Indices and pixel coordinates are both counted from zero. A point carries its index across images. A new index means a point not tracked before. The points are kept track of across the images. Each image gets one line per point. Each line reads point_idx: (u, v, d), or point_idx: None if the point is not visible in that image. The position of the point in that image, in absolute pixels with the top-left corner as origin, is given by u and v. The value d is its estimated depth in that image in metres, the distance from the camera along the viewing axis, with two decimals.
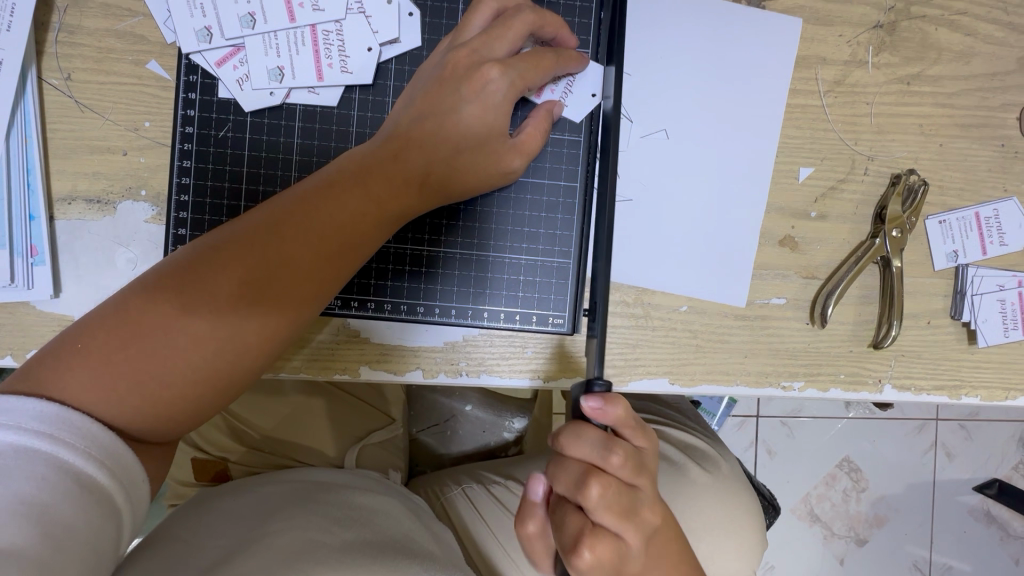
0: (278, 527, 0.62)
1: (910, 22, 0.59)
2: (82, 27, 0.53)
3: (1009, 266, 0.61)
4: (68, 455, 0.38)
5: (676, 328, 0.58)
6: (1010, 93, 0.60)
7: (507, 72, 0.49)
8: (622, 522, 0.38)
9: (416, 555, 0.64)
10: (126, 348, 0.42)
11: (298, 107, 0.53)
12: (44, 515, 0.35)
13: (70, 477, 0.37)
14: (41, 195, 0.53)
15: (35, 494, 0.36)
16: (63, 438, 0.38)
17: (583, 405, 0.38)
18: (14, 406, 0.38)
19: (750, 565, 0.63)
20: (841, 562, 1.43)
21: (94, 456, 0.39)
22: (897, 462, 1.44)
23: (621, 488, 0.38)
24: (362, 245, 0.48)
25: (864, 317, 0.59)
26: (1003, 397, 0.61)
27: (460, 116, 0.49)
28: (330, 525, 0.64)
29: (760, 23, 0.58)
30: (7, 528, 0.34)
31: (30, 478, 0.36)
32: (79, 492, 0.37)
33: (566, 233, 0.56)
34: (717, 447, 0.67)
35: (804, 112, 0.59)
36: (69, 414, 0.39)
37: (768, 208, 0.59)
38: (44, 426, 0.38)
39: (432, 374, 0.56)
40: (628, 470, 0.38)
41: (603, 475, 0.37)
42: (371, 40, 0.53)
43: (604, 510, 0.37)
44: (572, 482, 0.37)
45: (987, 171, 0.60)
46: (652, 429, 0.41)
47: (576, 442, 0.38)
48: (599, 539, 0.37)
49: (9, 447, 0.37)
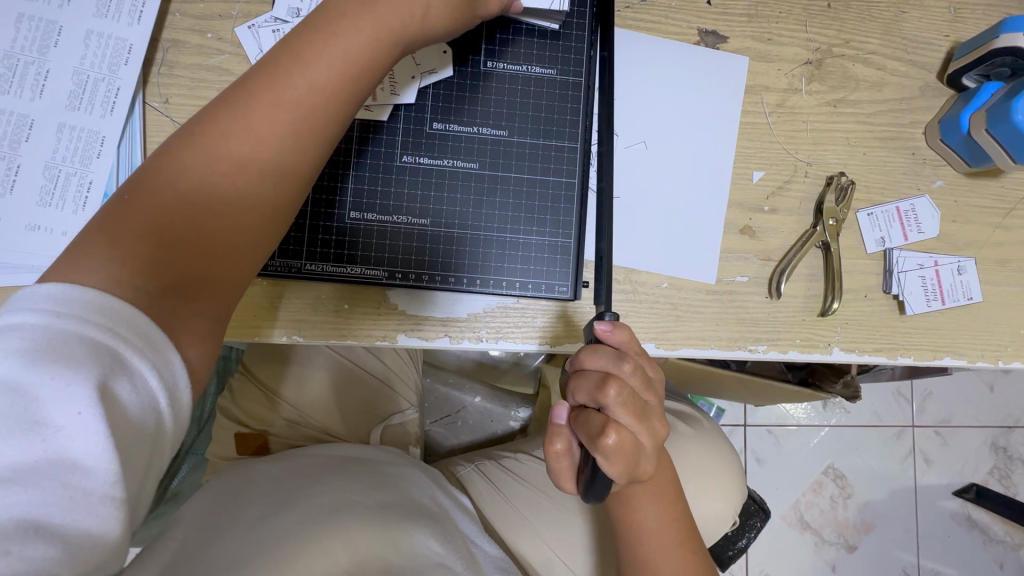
0: (318, 488, 0.72)
1: (833, 59, 0.75)
2: (179, 62, 0.67)
3: (928, 250, 0.74)
4: (132, 354, 0.39)
5: (658, 300, 0.70)
6: (915, 113, 0.76)
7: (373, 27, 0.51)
8: (636, 421, 0.45)
9: (431, 519, 0.74)
10: (156, 218, 0.45)
11: (355, 121, 0.65)
12: (111, 403, 0.37)
13: (133, 376, 0.39)
14: None
15: (106, 386, 0.37)
16: (130, 343, 0.39)
17: (595, 326, 0.47)
18: (69, 297, 0.39)
19: (730, 505, 0.75)
20: (833, 567, 1.50)
21: (152, 358, 0.40)
22: (877, 465, 1.53)
23: (635, 394, 0.45)
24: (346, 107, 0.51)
25: (812, 291, 0.72)
26: (933, 358, 0.73)
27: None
28: (361, 488, 0.74)
29: (716, 61, 0.74)
30: (85, 415, 0.36)
31: (99, 366, 0.37)
32: (146, 391, 0.39)
33: (568, 219, 0.68)
34: (697, 411, 0.82)
35: (754, 127, 0.74)
36: (124, 309, 0.40)
37: (729, 204, 0.73)
38: (106, 323, 0.39)
39: (457, 340, 0.68)
40: (638, 377, 0.46)
41: (618, 379, 0.45)
42: (414, 70, 0.66)
43: (621, 407, 0.44)
44: (593, 386, 0.46)
45: (903, 174, 0.75)
46: (655, 359, 0.50)
47: (593, 355, 0.46)
48: (622, 430, 0.44)
49: (73, 337, 0.37)
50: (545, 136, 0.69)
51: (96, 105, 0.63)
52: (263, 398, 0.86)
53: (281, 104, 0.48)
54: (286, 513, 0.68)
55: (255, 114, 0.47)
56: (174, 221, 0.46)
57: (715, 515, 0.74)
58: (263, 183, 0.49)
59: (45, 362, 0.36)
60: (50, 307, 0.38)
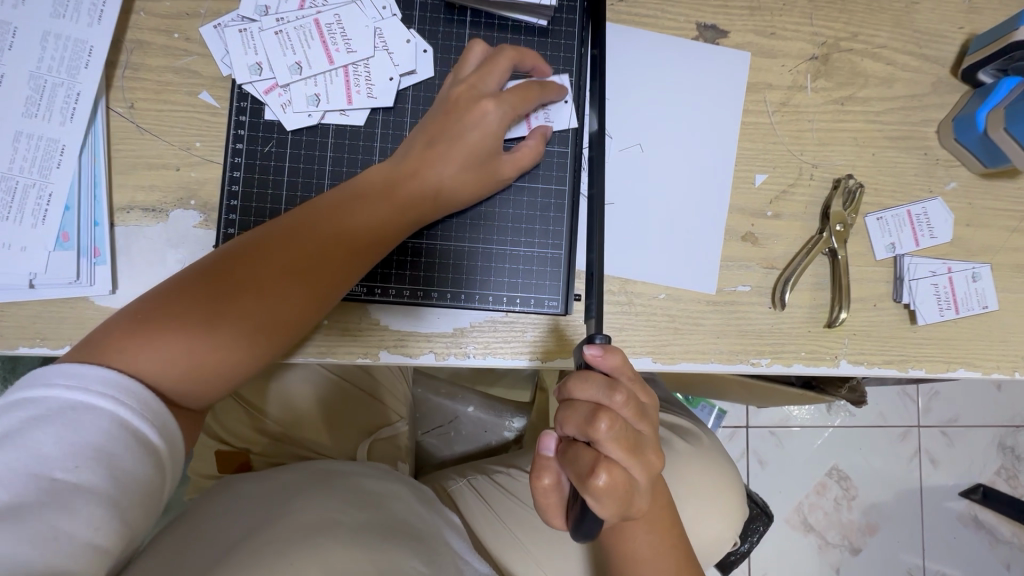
0: (299, 506, 0.67)
1: (840, 54, 0.71)
2: (144, 65, 0.63)
3: (941, 255, 0.70)
4: (128, 412, 0.45)
5: (656, 312, 0.66)
6: (928, 111, 0.71)
7: (499, 107, 0.59)
8: (628, 456, 0.42)
9: (418, 544, 0.68)
10: (256, 269, 0.53)
11: (331, 127, 0.63)
12: (106, 458, 0.42)
13: (129, 433, 0.44)
14: (105, 204, 0.61)
15: (102, 445, 0.42)
16: (122, 400, 0.45)
17: (584, 351, 0.44)
18: (79, 372, 0.45)
19: (731, 525, 0.72)
20: (838, 570, 1.46)
21: (146, 416, 0.45)
22: (881, 467, 1.50)
23: (626, 425, 0.43)
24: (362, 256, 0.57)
25: (818, 301, 0.68)
26: (945, 370, 0.69)
27: (459, 148, 0.59)
28: (345, 506, 0.69)
29: (716, 57, 0.70)
30: (83, 471, 0.41)
31: (99, 430, 0.42)
32: (139, 445, 0.44)
33: (557, 229, 0.65)
34: (697, 425, 0.79)
35: (756, 128, 0.70)
36: (125, 379, 0.46)
37: (730, 209, 0.69)
38: (107, 389, 0.45)
39: (442, 357, 0.64)
40: (631, 408, 0.43)
41: (610, 411, 0.42)
42: (393, 71, 0.63)
43: (613, 442, 0.42)
44: (582, 419, 0.43)
45: (915, 175, 0.71)
46: (648, 384, 0.47)
47: (582, 383, 0.43)
48: (615, 468, 0.41)
49: (79, 403, 0.43)
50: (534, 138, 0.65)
51: (55, 112, 0.60)
52: (245, 413, 0.83)
53: (351, 216, 0.56)
54: (268, 528, 0.63)
55: (342, 209, 0.56)
56: (246, 283, 0.52)
57: (713, 536, 0.71)
58: (342, 246, 0.56)
59: (52, 426, 0.42)
60: (61, 378, 0.44)
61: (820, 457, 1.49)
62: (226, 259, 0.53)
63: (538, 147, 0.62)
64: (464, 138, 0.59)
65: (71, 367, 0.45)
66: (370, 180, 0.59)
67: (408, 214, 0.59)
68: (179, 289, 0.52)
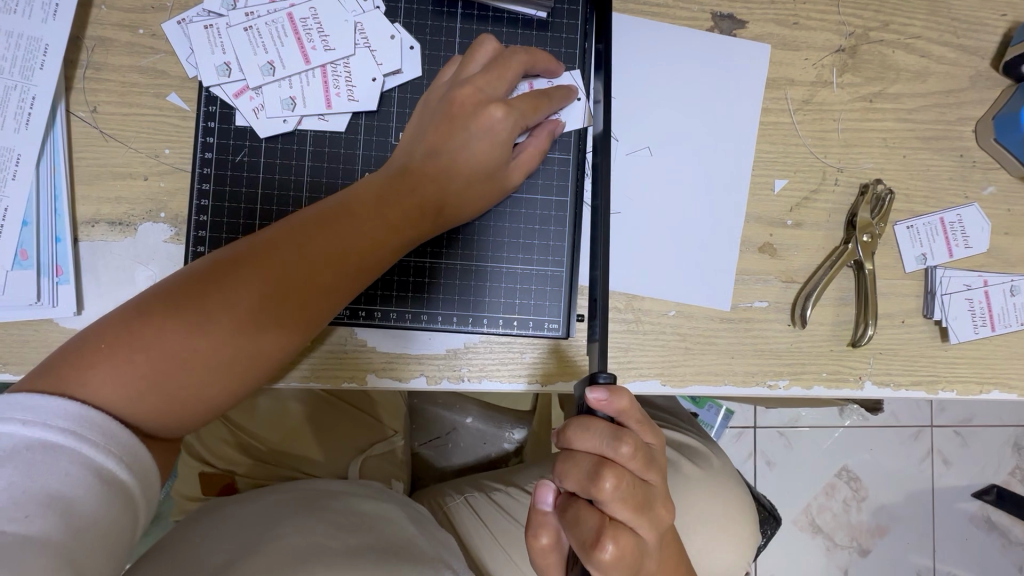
0: (285, 532, 0.58)
1: (870, 45, 0.65)
2: (107, 64, 0.58)
3: (976, 267, 0.65)
4: (94, 450, 0.39)
5: (665, 331, 0.61)
6: (964, 108, 0.65)
7: (510, 112, 0.53)
8: (636, 514, 0.42)
9: (421, 562, 0.59)
10: (239, 289, 0.46)
11: (309, 133, 0.58)
12: (65, 503, 0.36)
13: (93, 472, 0.38)
14: (67, 219, 0.56)
15: (60, 489, 0.36)
16: (86, 435, 0.39)
17: (588, 398, 0.43)
18: (36, 404, 0.39)
19: (742, 555, 0.69)
20: (845, 573, 1.25)
21: (115, 452, 0.40)
22: (894, 462, 1.27)
23: (633, 481, 0.42)
24: (359, 274, 0.50)
25: (842, 318, 0.63)
26: (978, 391, 0.64)
27: (462, 158, 0.54)
28: (335, 530, 0.59)
29: (731, 49, 0.64)
30: (35, 520, 0.35)
31: (57, 473, 0.37)
32: (105, 486, 0.38)
33: (558, 244, 0.61)
34: (707, 445, 0.74)
35: (775, 128, 0.64)
36: (91, 412, 0.40)
37: (747, 218, 0.63)
38: (68, 423, 0.39)
39: (435, 381, 0.59)
40: (638, 461, 0.43)
41: (615, 467, 0.42)
42: (376, 71, 0.58)
43: (618, 502, 0.42)
44: (585, 475, 0.42)
45: (949, 180, 0.65)
46: (656, 424, 0.46)
47: (584, 435, 0.43)
48: (620, 532, 0.41)
49: (35, 442, 0.37)
50: None
51: (8, 117, 0.55)
52: (229, 432, 0.79)
53: (347, 229, 0.50)
54: (255, 558, 0.53)
55: (337, 221, 0.50)
56: (227, 305, 0.45)
57: (726, 568, 0.68)
58: (336, 264, 0.49)
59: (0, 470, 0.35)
60: (15, 412, 0.38)
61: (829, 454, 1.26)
62: (202, 274, 0.47)
63: (542, 155, 0.57)
64: (468, 146, 0.53)
65: (27, 398, 0.39)
66: (369, 189, 0.53)
67: (410, 228, 0.53)
68: (147, 307, 0.45)
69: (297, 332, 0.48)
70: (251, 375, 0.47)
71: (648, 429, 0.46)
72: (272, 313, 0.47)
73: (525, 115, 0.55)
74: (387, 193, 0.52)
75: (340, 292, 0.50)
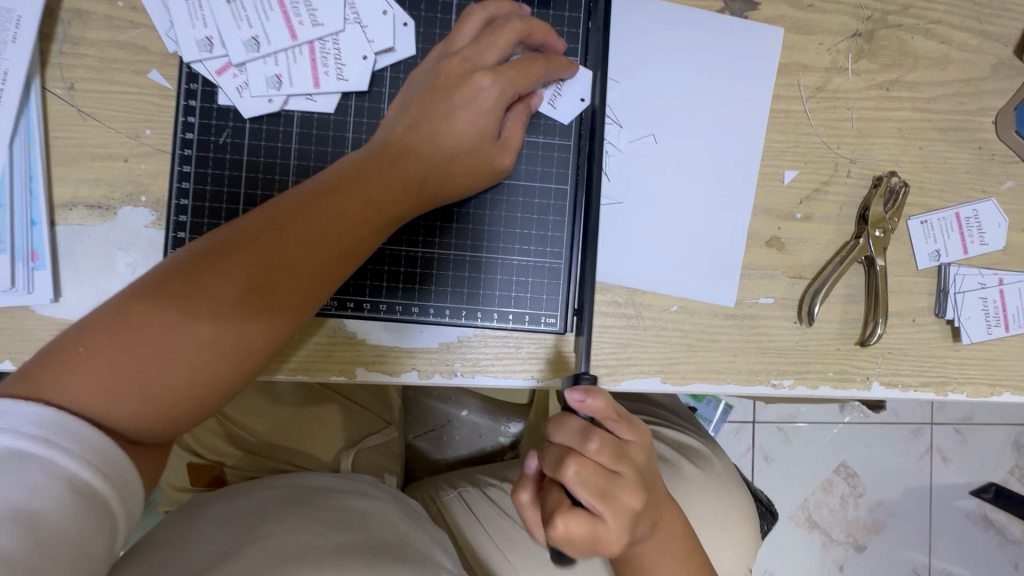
0: (270, 530, 0.56)
1: (888, 30, 0.62)
2: (85, 38, 0.55)
3: (991, 265, 0.63)
4: (66, 459, 0.37)
5: (667, 327, 0.59)
6: (985, 98, 0.62)
7: (498, 79, 0.51)
8: (600, 505, 0.41)
9: (409, 558, 0.58)
10: (225, 280, 0.44)
11: (295, 113, 0.56)
12: (35, 518, 0.35)
13: (66, 484, 0.36)
14: (43, 201, 0.54)
15: (29, 502, 0.35)
16: (59, 442, 0.37)
17: (567, 397, 0.43)
18: (9, 409, 0.37)
19: (742, 557, 0.67)
20: (840, 570, 1.24)
21: (90, 460, 0.38)
22: (894, 460, 1.25)
23: (598, 469, 0.42)
24: (348, 257, 0.48)
25: (850, 316, 0.61)
26: (988, 393, 0.62)
27: (450, 129, 0.51)
28: (322, 528, 0.58)
29: (743, 32, 0.61)
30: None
31: (25, 486, 0.35)
32: (77, 498, 0.37)
33: (557, 235, 0.58)
34: (709, 446, 0.73)
35: (787, 116, 0.61)
36: (67, 418, 0.38)
37: (754, 211, 0.60)
38: (41, 430, 0.37)
39: (427, 375, 0.57)
40: (608, 453, 0.42)
41: (580, 455, 0.42)
42: (366, 48, 0.56)
43: (581, 488, 0.41)
44: (552, 460, 0.43)
45: (966, 173, 0.62)
46: (638, 423, 0.45)
47: (556, 425, 0.43)
48: (575, 517, 0.41)
49: (4, 450, 0.36)
50: (529, 130, 0.58)
51: None
52: (216, 424, 0.77)
53: (334, 211, 0.47)
54: (235, 559, 0.51)
55: (322, 200, 0.47)
56: (210, 298, 0.43)
57: (727, 570, 0.67)
58: (323, 247, 0.46)
59: None
60: None
61: (829, 451, 1.24)
62: (184, 265, 0.44)
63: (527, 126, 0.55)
64: (454, 120, 0.51)
65: (2, 404, 0.37)
66: (353, 168, 0.50)
67: (400, 207, 0.50)
68: (125, 304, 0.42)
69: (285, 322, 0.46)
70: (242, 367, 0.45)
71: (628, 426, 0.44)
72: (256, 299, 0.44)
73: (518, 84, 0.52)
74: (372, 168, 0.49)
75: (329, 278, 0.47)
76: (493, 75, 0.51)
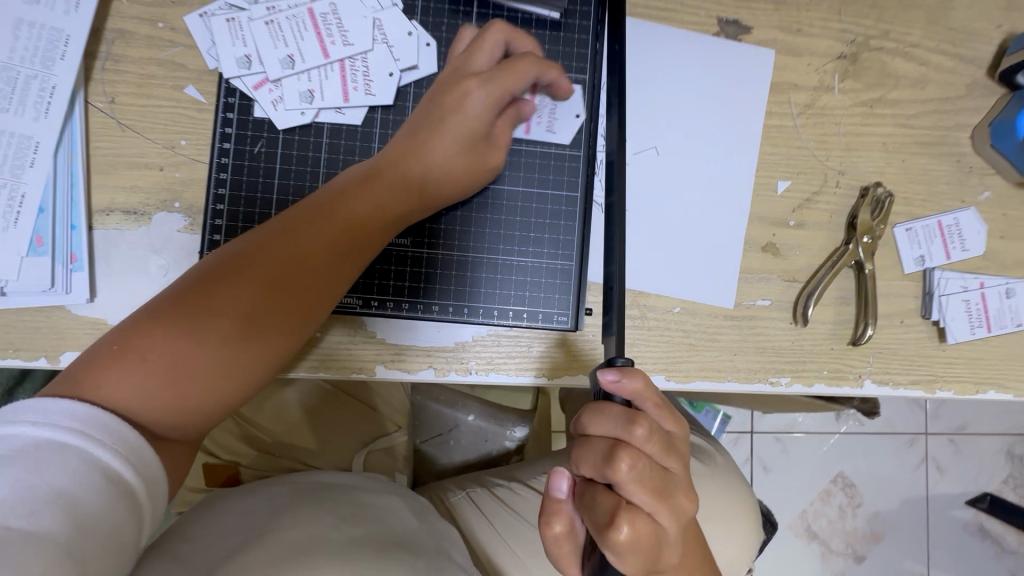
0: (287, 523, 0.58)
1: (870, 53, 0.67)
2: (126, 56, 0.59)
3: (973, 270, 0.67)
4: (100, 449, 0.39)
5: (670, 327, 0.62)
6: (961, 115, 0.67)
7: (490, 86, 0.55)
8: (655, 500, 0.43)
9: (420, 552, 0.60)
10: (247, 280, 0.47)
11: (326, 125, 0.60)
12: (72, 504, 0.36)
13: (100, 472, 0.38)
14: (82, 207, 0.57)
15: (67, 488, 0.36)
16: (94, 434, 0.39)
17: (601, 379, 0.45)
18: (46, 408, 0.39)
19: (745, 550, 0.69)
20: None
21: (122, 452, 0.40)
22: (890, 469, 1.28)
23: (651, 463, 0.43)
24: (358, 253, 0.52)
25: (842, 317, 0.64)
26: (974, 391, 0.66)
27: (448, 134, 0.55)
28: (337, 522, 0.59)
29: (737, 54, 0.65)
30: (40, 515, 0.35)
31: (64, 472, 0.37)
32: (111, 486, 0.38)
33: (568, 238, 0.62)
34: (711, 443, 0.76)
35: (779, 131, 0.65)
36: (101, 413, 0.40)
37: (750, 219, 0.64)
38: (77, 423, 0.39)
39: (443, 373, 0.60)
40: (655, 444, 0.44)
41: (631, 448, 0.43)
42: (393, 66, 0.60)
43: (636, 484, 0.42)
44: (602, 457, 0.44)
45: (946, 184, 0.67)
46: (676, 413, 0.48)
47: (599, 418, 0.45)
48: (637, 517, 0.42)
49: (43, 440, 0.38)
50: (542, 142, 0.62)
51: (29, 106, 0.56)
52: (233, 424, 0.79)
53: (345, 214, 0.51)
54: (255, 550, 0.53)
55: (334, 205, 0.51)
56: (235, 297, 0.46)
57: (733, 561, 0.69)
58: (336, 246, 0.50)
59: (10, 467, 0.36)
60: (25, 414, 0.38)
61: (826, 461, 1.27)
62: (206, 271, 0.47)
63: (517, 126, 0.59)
64: (451, 125, 0.55)
65: (39, 403, 0.39)
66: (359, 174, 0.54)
67: (406, 207, 0.54)
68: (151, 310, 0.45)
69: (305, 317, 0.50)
70: (264, 359, 0.48)
71: (667, 417, 0.47)
72: (276, 296, 0.48)
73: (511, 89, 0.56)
74: (377, 173, 0.54)
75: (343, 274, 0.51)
76: (486, 83, 0.55)
